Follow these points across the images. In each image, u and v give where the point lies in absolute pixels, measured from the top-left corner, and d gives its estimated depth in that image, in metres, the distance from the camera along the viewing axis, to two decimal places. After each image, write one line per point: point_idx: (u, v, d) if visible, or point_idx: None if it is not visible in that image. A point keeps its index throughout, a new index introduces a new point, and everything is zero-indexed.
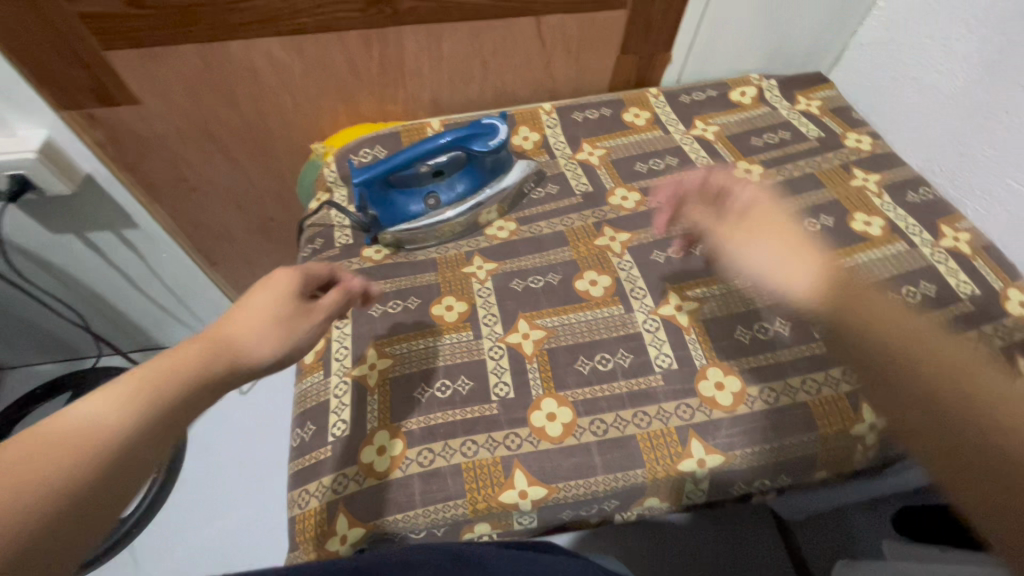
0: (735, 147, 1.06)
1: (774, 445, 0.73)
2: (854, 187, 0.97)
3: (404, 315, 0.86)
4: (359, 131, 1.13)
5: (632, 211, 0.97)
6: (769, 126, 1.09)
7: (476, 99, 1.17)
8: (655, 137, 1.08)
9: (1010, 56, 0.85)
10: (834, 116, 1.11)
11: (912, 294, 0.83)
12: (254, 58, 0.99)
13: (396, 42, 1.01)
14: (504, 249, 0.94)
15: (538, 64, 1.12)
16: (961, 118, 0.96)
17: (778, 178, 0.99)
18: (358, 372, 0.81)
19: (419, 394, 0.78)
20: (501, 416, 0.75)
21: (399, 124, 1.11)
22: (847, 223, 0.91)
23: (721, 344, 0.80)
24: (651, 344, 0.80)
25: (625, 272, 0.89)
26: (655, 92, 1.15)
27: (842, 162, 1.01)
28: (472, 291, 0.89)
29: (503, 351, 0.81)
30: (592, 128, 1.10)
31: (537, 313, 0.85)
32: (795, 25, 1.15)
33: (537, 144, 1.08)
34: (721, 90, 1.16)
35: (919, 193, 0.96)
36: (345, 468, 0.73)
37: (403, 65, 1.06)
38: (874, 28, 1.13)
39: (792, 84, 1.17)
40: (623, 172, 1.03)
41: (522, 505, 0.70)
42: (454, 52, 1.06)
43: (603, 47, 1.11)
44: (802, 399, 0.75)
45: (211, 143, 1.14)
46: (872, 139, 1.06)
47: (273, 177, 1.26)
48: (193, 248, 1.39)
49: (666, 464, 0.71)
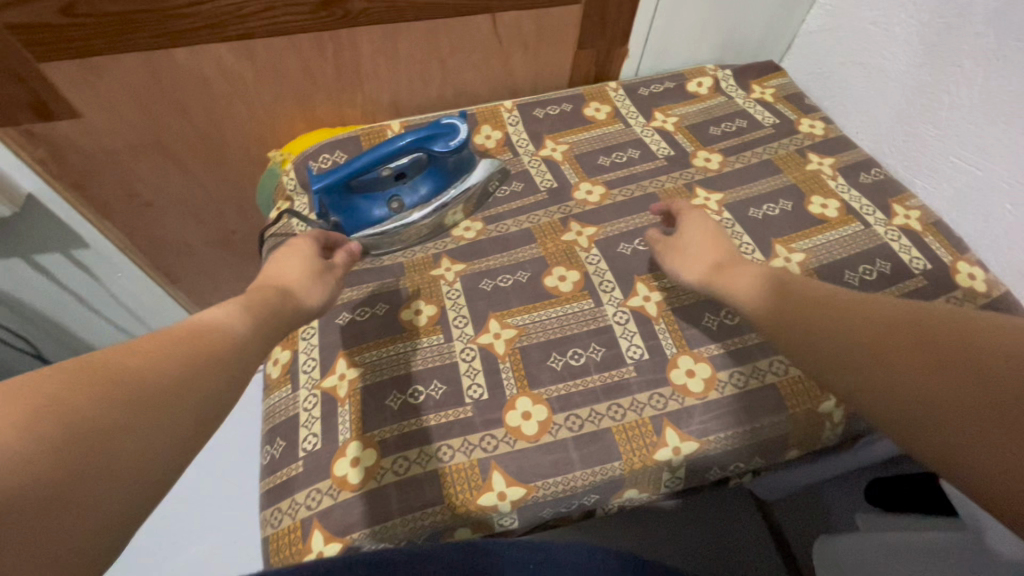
0: (694, 137, 1.07)
1: (746, 428, 0.74)
2: (809, 171, 0.99)
3: (373, 322, 0.85)
4: (318, 136, 1.10)
5: (597, 205, 0.97)
6: (726, 115, 1.11)
7: (436, 99, 1.16)
8: (616, 130, 1.08)
9: (948, 39, 0.88)
10: (787, 102, 1.14)
11: (869, 272, 0.85)
12: (203, 65, 0.95)
13: (351, 44, 0.99)
14: (471, 249, 0.93)
15: (496, 61, 1.11)
16: (906, 100, 0.99)
17: (737, 166, 1.01)
18: (327, 383, 0.79)
19: (391, 401, 0.76)
20: (476, 418, 0.74)
21: (359, 128, 1.09)
22: (805, 206, 0.94)
23: (691, 332, 0.81)
24: (622, 336, 0.81)
25: (593, 265, 0.89)
26: (615, 86, 1.16)
27: (797, 147, 1.04)
28: (441, 293, 0.88)
29: (475, 352, 0.81)
30: (554, 123, 1.10)
31: (508, 312, 0.85)
32: (746, 16, 1.18)
33: (500, 142, 1.08)
34: (679, 82, 1.17)
35: (871, 174, 0.99)
36: (319, 482, 0.71)
37: (359, 67, 1.04)
38: (821, 15, 1.16)
39: (746, 73, 1.20)
40: (586, 167, 1.03)
41: (501, 506, 0.69)
42: (411, 53, 1.04)
43: (561, 43, 1.11)
44: (771, 381, 0.76)
45: (162, 155, 1.09)
46: (825, 124, 1.09)
47: (230, 185, 1.22)
48: (149, 264, 1.34)
49: (643, 454, 0.72)
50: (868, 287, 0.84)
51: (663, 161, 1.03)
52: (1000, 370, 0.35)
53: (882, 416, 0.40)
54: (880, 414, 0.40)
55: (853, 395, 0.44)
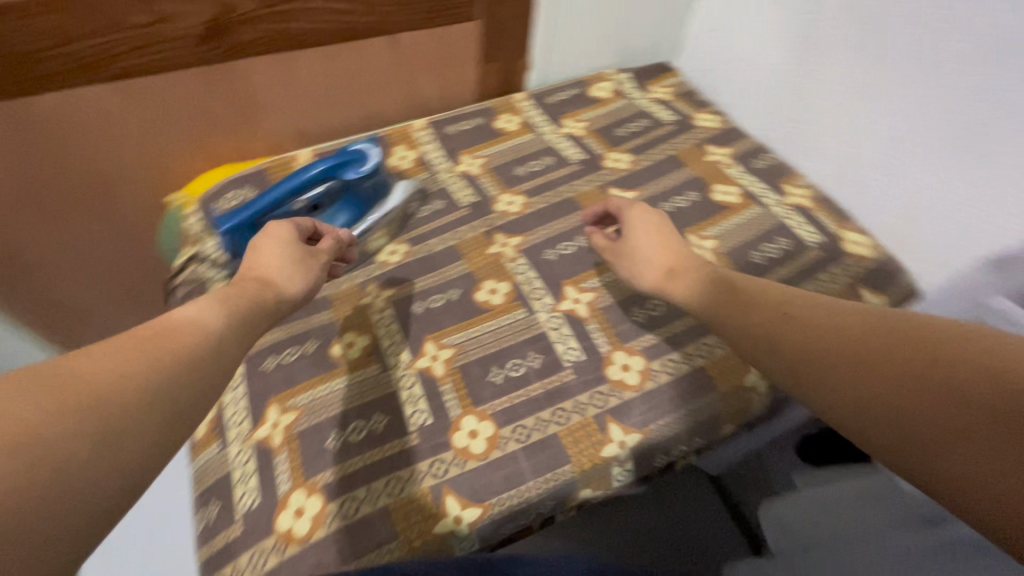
0: (603, 140, 1.11)
1: (682, 412, 0.77)
2: (710, 162, 1.06)
3: (302, 362, 0.81)
4: (220, 174, 1.04)
5: (519, 215, 0.98)
6: (629, 116, 1.16)
7: (344, 125, 1.13)
8: (529, 140, 1.11)
9: (812, 32, 1.00)
10: (683, 100, 1.22)
11: (772, 249, 0.92)
12: (78, 110, 0.88)
13: (245, 75, 0.95)
14: (398, 274, 0.91)
15: (402, 82, 1.10)
16: (783, 91, 1.09)
17: (645, 163, 1.07)
18: (259, 434, 0.75)
19: (331, 442, 0.73)
20: (423, 445, 0.73)
21: (264, 161, 1.04)
22: (710, 195, 1.00)
23: (621, 328, 0.84)
24: (558, 341, 0.82)
25: (522, 275, 0.90)
26: (522, 97, 1.19)
27: (696, 141, 1.11)
28: (372, 322, 0.85)
29: (414, 378, 0.79)
30: (467, 139, 1.10)
31: (443, 332, 0.84)
32: (636, 23, 1.25)
33: (415, 162, 1.07)
34: (582, 88, 1.22)
35: (763, 160, 1.07)
36: (262, 541, 0.67)
37: (257, 99, 1.00)
38: (702, 19, 1.25)
39: (643, 76, 1.27)
40: (504, 178, 1.04)
41: (459, 530, 0.68)
42: (311, 80, 1.01)
43: (464, 59, 1.12)
44: (700, 364, 0.80)
45: (41, 210, 0.99)
46: (718, 118, 1.17)
47: (127, 235, 1.13)
48: (39, 330, 1.20)
49: (591, 453, 0.73)
50: (773, 264, 0.91)
51: (577, 165, 1.06)
52: (961, 376, 0.35)
53: (852, 419, 0.41)
54: (851, 424, 0.41)
55: (823, 399, 0.43)
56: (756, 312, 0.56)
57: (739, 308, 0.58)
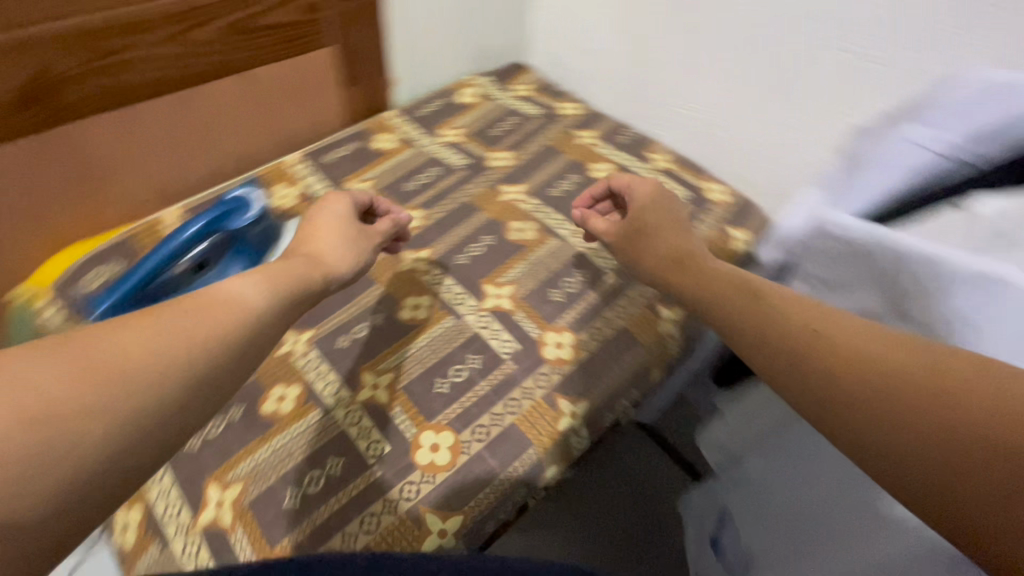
0: (482, 142, 1.16)
1: (617, 370, 0.85)
2: (582, 145, 1.16)
3: (233, 429, 0.75)
4: (74, 253, 0.92)
5: (422, 228, 1.00)
6: (500, 116, 1.23)
7: (209, 174, 1.05)
8: (411, 154, 1.12)
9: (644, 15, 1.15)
10: (544, 94, 1.31)
11: None
12: None
13: (78, 138, 0.85)
14: (313, 313, 0.88)
15: (264, 119, 1.05)
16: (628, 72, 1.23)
17: (526, 157, 1.13)
18: (205, 517, 0.69)
19: (290, 501, 0.69)
20: (387, 474, 0.72)
21: (126, 229, 0.94)
22: (590, 174, 1.10)
23: (545, 310, 0.89)
24: (491, 337, 0.85)
25: (440, 284, 0.92)
26: (393, 114, 1.19)
27: (565, 129, 1.20)
28: (300, 369, 0.82)
29: (361, 411, 0.77)
30: (349, 164, 1.09)
31: (377, 359, 0.83)
32: (484, 29, 1.31)
33: (300, 198, 1.03)
34: (449, 97, 1.26)
35: (625, 135, 1.20)
36: None
37: (100, 162, 0.90)
38: (542, 18, 1.36)
39: (502, 77, 1.34)
40: (397, 196, 1.05)
41: (446, 543, 0.69)
42: (161, 132, 0.93)
43: (326, 86, 1.10)
44: (621, 324, 0.88)
45: None
46: (578, 104, 1.28)
47: None
48: None
49: (550, 431, 0.78)
50: None
51: (464, 171, 1.10)
52: (971, 423, 0.35)
53: (846, 437, 0.41)
54: (857, 443, 0.40)
55: (818, 413, 0.43)
56: (777, 322, 0.49)
57: (755, 312, 0.52)
